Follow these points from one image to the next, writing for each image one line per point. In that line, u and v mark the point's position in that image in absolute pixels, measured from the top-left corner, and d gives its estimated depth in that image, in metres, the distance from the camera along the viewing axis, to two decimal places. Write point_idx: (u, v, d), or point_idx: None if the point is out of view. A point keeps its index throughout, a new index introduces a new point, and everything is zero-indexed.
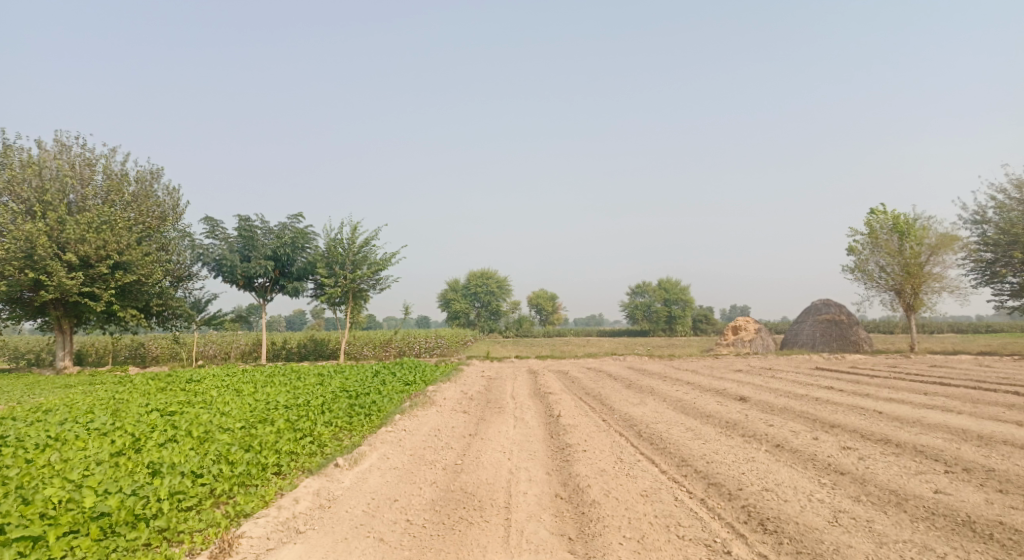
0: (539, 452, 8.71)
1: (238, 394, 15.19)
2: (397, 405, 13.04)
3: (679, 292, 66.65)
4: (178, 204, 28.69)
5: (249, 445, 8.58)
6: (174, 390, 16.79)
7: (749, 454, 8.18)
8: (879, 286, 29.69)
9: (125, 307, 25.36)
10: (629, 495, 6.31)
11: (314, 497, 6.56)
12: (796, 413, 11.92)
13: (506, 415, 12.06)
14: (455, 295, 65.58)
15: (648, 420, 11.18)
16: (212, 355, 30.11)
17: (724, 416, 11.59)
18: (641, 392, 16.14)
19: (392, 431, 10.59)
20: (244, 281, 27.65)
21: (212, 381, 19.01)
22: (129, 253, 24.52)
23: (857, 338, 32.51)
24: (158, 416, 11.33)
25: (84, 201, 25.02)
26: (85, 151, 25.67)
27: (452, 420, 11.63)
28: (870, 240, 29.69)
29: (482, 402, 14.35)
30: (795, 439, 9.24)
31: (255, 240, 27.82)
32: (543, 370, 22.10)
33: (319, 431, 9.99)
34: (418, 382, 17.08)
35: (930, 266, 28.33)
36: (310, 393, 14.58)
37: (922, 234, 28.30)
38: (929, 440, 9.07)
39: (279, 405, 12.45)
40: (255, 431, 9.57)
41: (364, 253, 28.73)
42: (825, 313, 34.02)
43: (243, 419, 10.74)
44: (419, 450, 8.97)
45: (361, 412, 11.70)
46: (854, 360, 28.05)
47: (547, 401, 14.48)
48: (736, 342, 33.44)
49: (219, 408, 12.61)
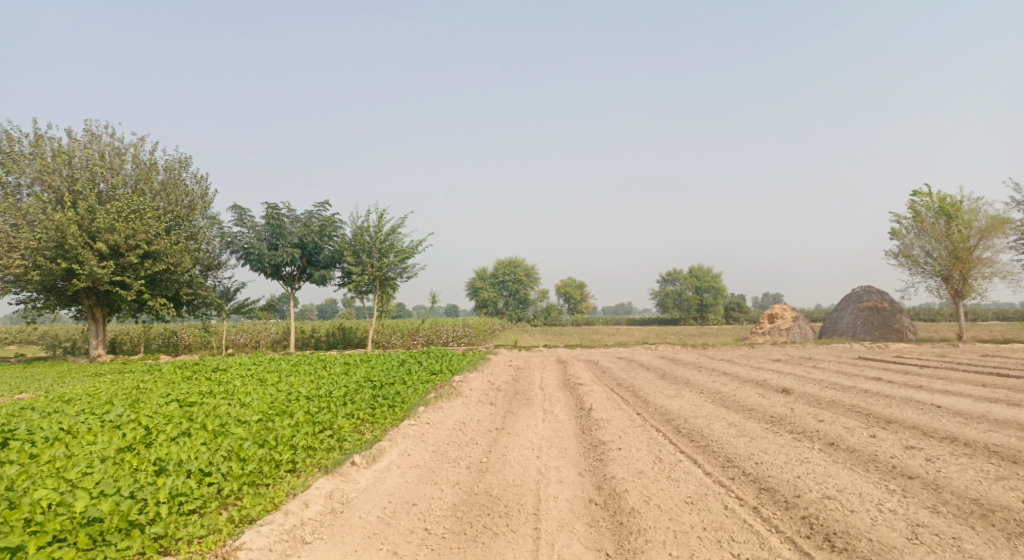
0: (570, 450, 8.08)
1: (261, 383, 14.82)
2: (422, 396, 12.51)
3: (711, 280, 65.17)
4: (206, 192, 28.61)
5: (264, 440, 8.13)
6: (199, 379, 16.57)
7: (802, 454, 7.46)
8: (924, 272, 28.32)
9: (155, 296, 25.36)
10: (673, 502, 5.68)
11: (326, 500, 6.07)
12: (847, 407, 11.09)
13: (535, 408, 11.45)
14: (483, 283, 65.13)
15: (686, 414, 10.48)
16: (242, 343, 30.15)
17: (769, 410, 10.82)
18: (676, 383, 15.40)
19: (415, 424, 10.08)
20: (272, 269, 27.50)
21: (238, 370, 18.76)
22: (159, 242, 24.46)
23: (901, 326, 31.15)
24: (176, 407, 10.99)
25: (114, 190, 25.07)
26: (114, 140, 25.68)
27: (478, 413, 11.08)
28: (915, 223, 28.27)
29: (509, 393, 13.77)
30: (850, 437, 8.47)
31: (282, 228, 27.57)
32: (573, 360, 21.44)
33: (339, 424, 9.52)
34: (444, 372, 16.59)
35: (979, 250, 26.86)
36: (333, 384, 14.16)
37: (970, 217, 26.85)
38: (1003, 439, 8.22)
39: (300, 396, 12.01)
40: (271, 424, 9.13)
41: (391, 241, 28.35)
42: (866, 299, 32.66)
43: (262, 411, 10.33)
44: (442, 447, 8.42)
45: (384, 404, 11.22)
46: (899, 349, 26.81)
47: (578, 392, 13.85)
48: (773, 331, 32.35)
49: (241, 399, 12.25)
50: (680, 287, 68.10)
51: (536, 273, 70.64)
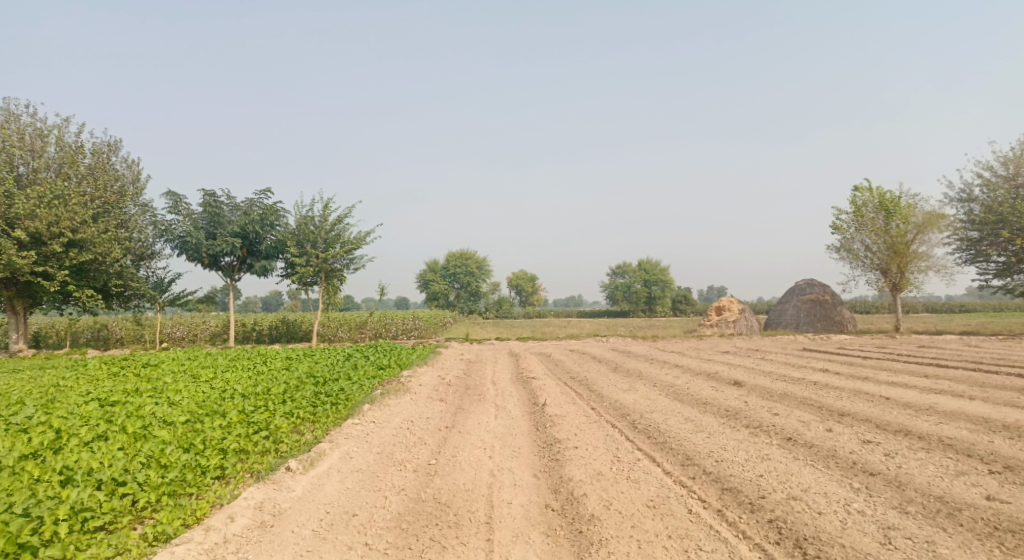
0: (524, 449, 7.66)
1: (195, 380, 13.89)
2: (368, 392, 11.90)
3: (659, 274, 65.95)
4: (138, 177, 27.02)
5: (190, 443, 7.43)
6: (127, 376, 15.45)
7: (762, 450, 7.26)
8: (864, 266, 29.11)
9: (81, 287, 23.75)
10: (634, 506, 5.35)
11: (256, 513, 5.52)
12: (800, 400, 11.04)
13: (486, 404, 11.01)
14: (434, 276, 64.21)
15: (641, 409, 10.22)
16: (179, 337, 28.68)
17: (723, 404, 10.66)
18: (629, 376, 15.21)
19: (359, 423, 9.50)
20: (210, 260, 26.20)
21: (171, 365, 17.65)
22: (85, 230, 22.84)
23: (842, 318, 32.01)
24: (95, 407, 10.04)
25: (35, 174, 23.39)
26: (35, 120, 23.90)
27: (427, 410, 10.56)
28: (855, 218, 29.01)
29: (460, 388, 13.29)
30: (807, 431, 8.33)
31: (221, 217, 26.28)
32: (525, 353, 21.08)
33: (276, 424, 8.86)
34: (392, 367, 15.96)
35: (916, 245, 27.75)
36: (273, 380, 13.37)
37: (908, 213, 27.68)
38: (955, 431, 8.22)
39: (235, 394, 11.24)
40: (201, 425, 8.41)
41: (337, 231, 27.41)
42: (809, 292, 33.44)
43: (191, 411, 9.53)
44: (387, 448, 7.89)
45: (326, 401, 10.57)
46: (841, 341, 27.50)
47: (530, 386, 13.47)
48: (720, 323, 32.80)
49: (170, 397, 11.35)
50: (630, 280, 68.72)
51: (487, 266, 70.13)
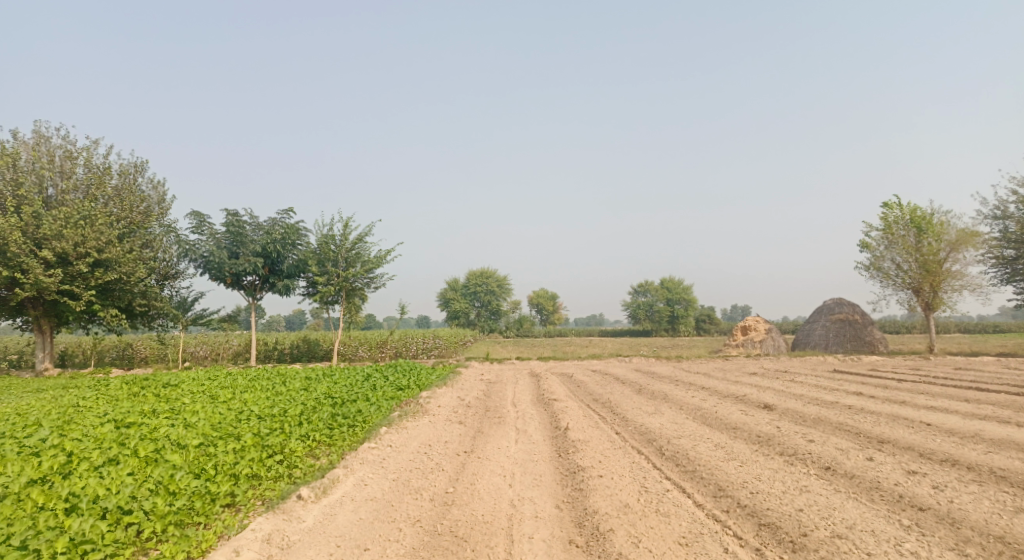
0: (546, 477, 7.32)
1: (213, 401, 13.74)
2: (385, 414, 11.64)
3: (682, 292, 65.11)
4: (164, 198, 27.32)
5: (201, 468, 7.22)
6: (146, 396, 15.36)
7: (799, 480, 6.84)
8: (895, 284, 28.31)
9: (105, 307, 23.94)
10: (664, 545, 5.05)
11: (263, 545, 5.35)
12: (835, 426, 10.52)
13: (506, 427, 10.68)
14: (454, 294, 64.09)
15: (668, 434, 9.80)
16: (201, 356, 28.78)
17: (754, 429, 10.21)
18: (654, 398, 14.77)
19: (376, 448, 9.22)
20: (232, 279, 26.32)
21: (190, 385, 17.56)
22: (110, 250, 23.06)
23: (872, 338, 31.12)
24: (110, 429, 9.89)
25: (63, 195, 23.74)
26: (65, 142, 24.32)
27: (445, 434, 10.26)
28: (885, 235, 28.29)
29: (480, 410, 12.97)
30: (846, 460, 7.87)
31: (244, 236, 26.42)
32: (546, 373, 20.68)
33: (291, 447, 8.64)
34: (412, 388, 15.69)
35: (949, 263, 26.93)
36: (290, 401, 13.17)
37: (941, 230, 26.91)
38: (1007, 461, 7.69)
39: (252, 415, 11.04)
40: (214, 449, 8.21)
41: (358, 250, 27.42)
42: (838, 312, 32.61)
43: (205, 433, 9.32)
44: (404, 474, 7.60)
45: (343, 424, 10.33)
46: (872, 362, 26.67)
47: (552, 409, 13.10)
48: (746, 343, 32.08)
49: (186, 418, 11.18)
50: (652, 299, 67.95)
51: (508, 284, 69.87)
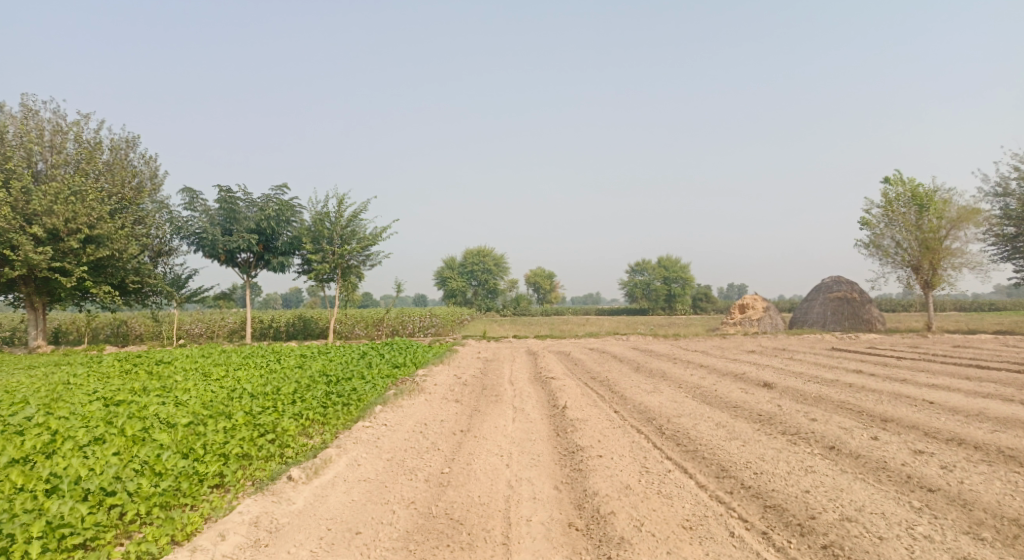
0: (544, 457, 7.14)
1: (205, 379, 13.53)
2: (380, 392, 11.43)
3: (679, 271, 64.93)
4: (156, 173, 26.85)
5: (190, 447, 7.02)
6: (139, 374, 15.13)
7: (804, 460, 6.66)
8: (894, 263, 28.12)
9: (98, 284, 23.62)
10: (668, 529, 4.89)
11: (251, 529, 5.19)
12: (837, 404, 10.36)
13: (503, 406, 10.50)
14: (451, 273, 63.83)
15: (668, 413, 9.63)
16: (197, 333, 28.56)
17: (755, 408, 10.04)
18: (652, 377, 14.63)
19: (370, 427, 9.02)
20: (226, 256, 26.00)
21: (184, 362, 17.35)
22: (102, 226, 22.65)
23: (870, 316, 31.03)
24: (98, 407, 9.64)
25: (53, 170, 23.29)
26: (54, 115, 23.79)
27: (441, 412, 10.07)
28: (886, 213, 28.03)
29: (476, 388, 12.79)
30: (851, 439, 7.69)
31: (237, 213, 26.04)
32: (543, 351, 20.52)
33: (283, 426, 8.43)
34: (408, 366, 15.50)
35: (949, 241, 26.73)
36: (284, 379, 12.95)
37: (942, 207, 26.66)
38: (1014, 441, 7.52)
39: (244, 394, 10.83)
40: (203, 428, 8.00)
41: (353, 227, 27.09)
42: (836, 290, 32.46)
43: (196, 412, 9.11)
44: (398, 454, 7.41)
45: (336, 402, 10.13)
46: (870, 340, 26.57)
47: (549, 387, 12.94)
48: (744, 321, 31.97)
49: (177, 397, 10.94)
50: (649, 278, 67.80)
51: (505, 263, 69.60)
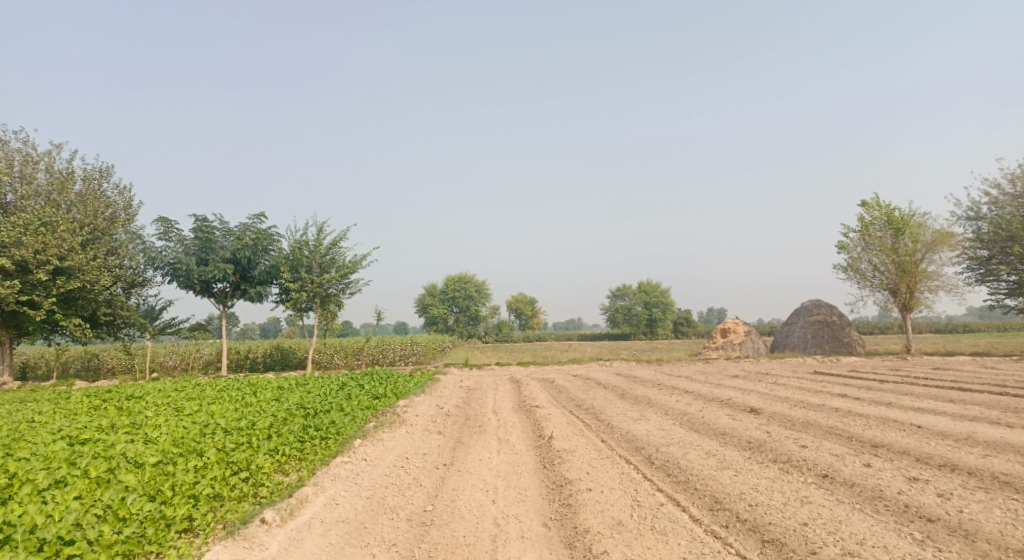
0: (531, 492, 6.87)
1: (178, 414, 13.05)
2: (359, 425, 11.07)
3: (660, 296, 65.10)
4: (130, 203, 26.37)
5: (157, 489, 6.63)
6: (108, 409, 14.56)
7: (798, 490, 6.47)
8: (872, 285, 28.39)
9: (68, 316, 22.93)
10: None
11: None
12: (825, 430, 10.22)
13: (488, 437, 10.20)
14: (432, 300, 63.37)
15: (657, 441, 9.41)
16: (171, 365, 27.83)
17: (744, 435, 9.86)
18: (638, 404, 14.42)
19: (349, 462, 8.67)
20: (202, 286, 25.48)
21: (156, 396, 16.79)
22: (73, 257, 22.07)
23: (850, 339, 31.21)
24: (62, 447, 9.18)
25: (23, 201, 22.75)
26: (24, 145, 23.32)
27: (423, 445, 9.75)
28: (862, 237, 28.38)
29: (459, 419, 12.47)
30: (844, 467, 7.54)
31: (213, 242, 25.59)
32: (527, 379, 20.22)
33: (258, 463, 8.06)
34: (388, 397, 15.12)
35: (925, 263, 27.09)
36: (259, 413, 12.51)
37: (917, 231, 27.05)
38: (1008, 466, 7.42)
39: (217, 429, 10.41)
40: (172, 467, 7.61)
41: (332, 255, 26.75)
42: (816, 313, 32.65)
43: (165, 450, 8.69)
44: (379, 491, 7.09)
45: (314, 436, 9.76)
46: (852, 363, 26.66)
47: (533, 416, 12.66)
48: (726, 346, 31.97)
49: (146, 434, 10.48)
50: (630, 302, 67.89)
51: (486, 289, 69.32)
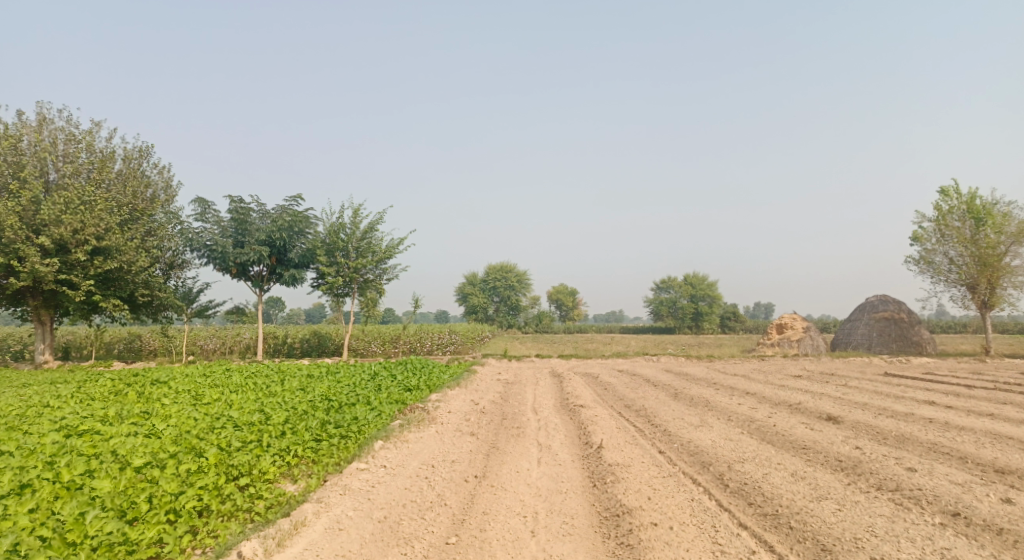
0: (579, 522, 5.56)
1: (195, 402, 12.12)
2: (383, 422, 9.84)
3: (706, 289, 62.52)
4: (170, 184, 25.89)
5: (129, 502, 5.52)
6: (128, 395, 13.72)
7: (933, 538, 4.98)
8: (947, 280, 25.99)
9: (107, 297, 22.42)
10: None
11: None
12: (929, 447, 8.56)
13: (526, 442, 8.88)
14: (472, 289, 62.20)
15: (728, 456, 7.93)
16: (211, 348, 27.38)
17: (831, 451, 8.29)
18: (694, 406, 12.92)
19: (366, 470, 7.46)
20: (238, 269, 24.85)
21: (181, 382, 15.99)
22: (110, 237, 21.48)
23: (920, 338, 28.75)
24: (55, 440, 8.18)
25: (63, 179, 22.32)
26: (66, 124, 22.92)
27: (453, 450, 8.48)
28: (938, 227, 25.95)
29: (495, 418, 11.17)
30: (976, 501, 5.98)
31: (249, 223, 24.87)
32: (569, 373, 18.80)
33: (261, 469, 6.91)
34: (422, 390, 13.93)
35: (1009, 257, 24.55)
36: (280, 405, 11.41)
37: (1001, 221, 24.51)
38: None
39: (227, 424, 9.33)
40: (159, 471, 6.49)
41: (369, 239, 25.83)
42: (882, 309, 30.27)
43: (161, 449, 7.57)
44: (394, 512, 5.86)
45: (333, 434, 8.58)
46: (925, 364, 24.44)
47: (578, 417, 11.28)
48: (783, 342, 29.91)
49: (152, 426, 9.43)
50: (675, 295, 65.60)
51: (526, 280, 67.86)
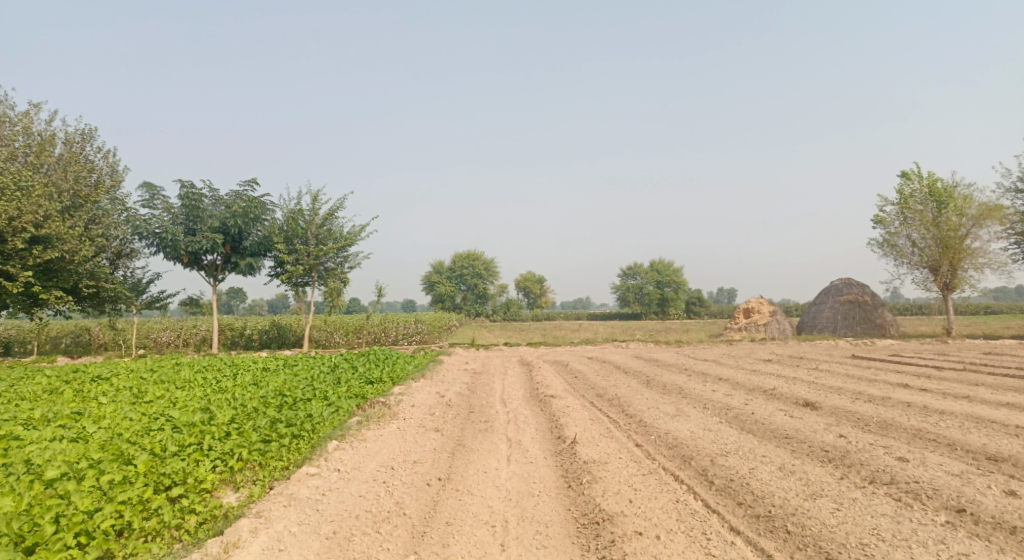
0: (554, 532, 4.95)
1: (135, 401, 11.14)
2: (340, 419, 9.06)
3: (672, 275, 62.72)
4: (116, 169, 24.45)
5: (29, 525, 4.72)
6: (63, 395, 12.57)
7: (945, 545, 4.52)
8: (910, 263, 26.13)
9: (48, 288, 20.94)
10: None
11: None
12: (915, 434, 8.19)
13: (495, 439, 8.22)
14: (439, 278, 61.29)
15: (711, 449, 7.40)
16: (164, 342, 26.00)
17: (816, 440, 7.84)
18: (668, 394, 12.44)
19: (317, 476, 6.71)
20: (190, 257, 23.57)
21: (125, 379, 14.88)
22: (50, 225, 20.01)
23: (883, 321, 28.97)
24: None
25: None
26: None
27: (414, 450, 7.77)
28: (901, 210, 26.04)
29: (461, 412, 10.49)
30: (979, 494, 5.57)
31: (201, 210, 23.56)
32: (539, 362, 18.24)
33: (197, 477, 6.14)
34: (384, 383, 13.13)
35: (970, 239, 24.75)
36: (229, 403, 10.50)
37: (963, 204, 24.66)
38: None
39: (166, 425, 8.44)
40: (75, 484, 5.64)
41: (328, 227, 24.81)
42: (846, 293, 30.42)
43: (82, 458, 6.65)
44: (345, 527, 5.16)
45: (284, 434, 7.78)
46: (890, 347, 24.54)
47: (548, 408, 10.67)
48: (750, 327, 29.86)
49: (80, 429, 8.45)
50: (642, 281, 65.67)
51: (493, 267, 67.06)
